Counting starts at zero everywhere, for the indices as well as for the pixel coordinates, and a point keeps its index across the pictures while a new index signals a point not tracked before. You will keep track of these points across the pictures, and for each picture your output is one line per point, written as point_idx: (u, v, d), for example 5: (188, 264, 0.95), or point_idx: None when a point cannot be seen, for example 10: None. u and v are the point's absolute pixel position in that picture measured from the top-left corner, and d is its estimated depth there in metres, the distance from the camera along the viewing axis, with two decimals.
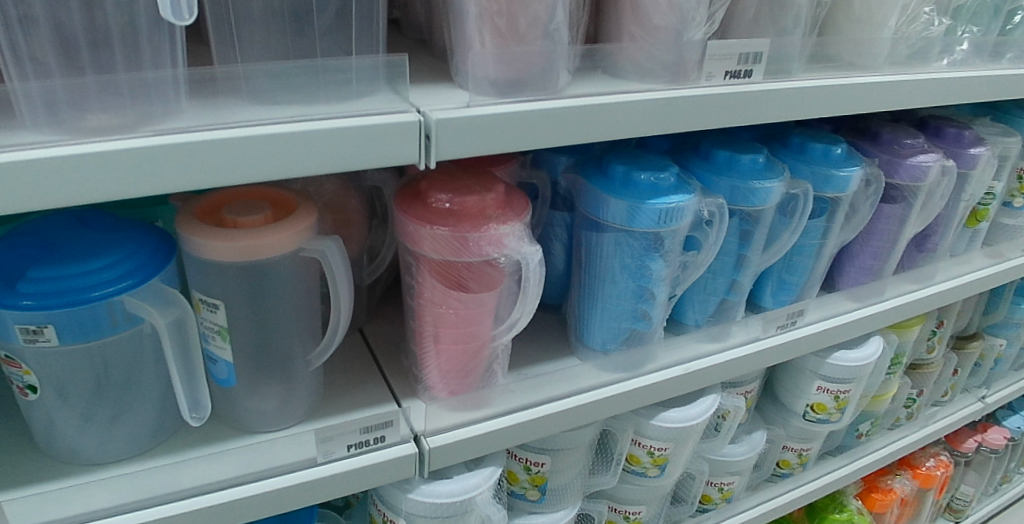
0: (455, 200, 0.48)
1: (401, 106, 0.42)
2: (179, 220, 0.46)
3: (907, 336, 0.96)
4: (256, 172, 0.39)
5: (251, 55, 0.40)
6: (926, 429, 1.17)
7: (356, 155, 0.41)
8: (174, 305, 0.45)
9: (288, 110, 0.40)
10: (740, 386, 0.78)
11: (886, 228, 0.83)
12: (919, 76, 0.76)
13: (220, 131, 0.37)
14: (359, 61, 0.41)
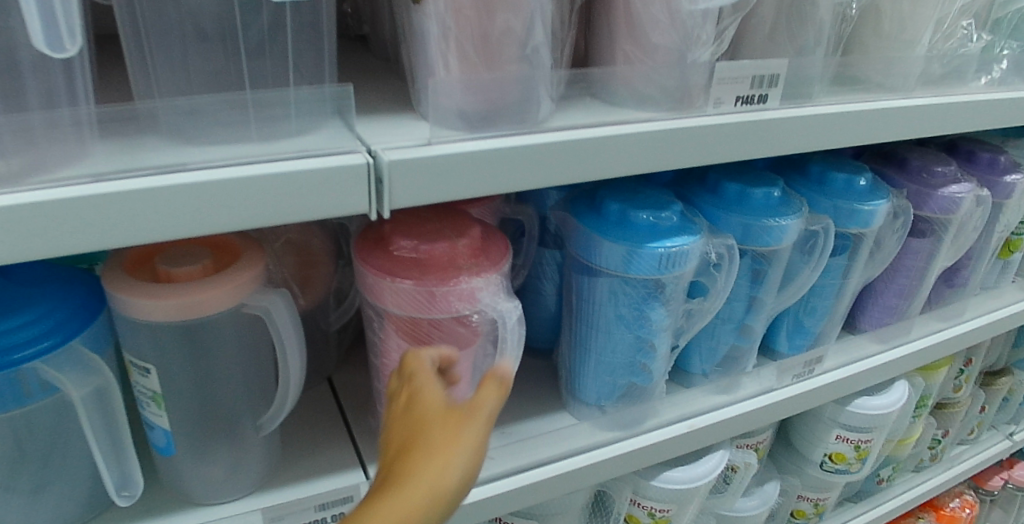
0: (421, 248, 0.43)
1: (349, 144, 0.37)
2: (106, 275, 0.41)
3: (934, 378, 0.88)
4: (178, 226, 0.34)
5: (171, 89, 0.37)
6: (953, 470, 1.09)
7: (294, 206, 0.35)
8: (95, 373, 0.40)
9: (219, 151, 0.35)
10: (751, 437, 0.71)
11: (913, 264, 0.76)
12: (952, 98, 0.68)
13: (129, 180, 0.33)
14: (297, 93, 0.37)
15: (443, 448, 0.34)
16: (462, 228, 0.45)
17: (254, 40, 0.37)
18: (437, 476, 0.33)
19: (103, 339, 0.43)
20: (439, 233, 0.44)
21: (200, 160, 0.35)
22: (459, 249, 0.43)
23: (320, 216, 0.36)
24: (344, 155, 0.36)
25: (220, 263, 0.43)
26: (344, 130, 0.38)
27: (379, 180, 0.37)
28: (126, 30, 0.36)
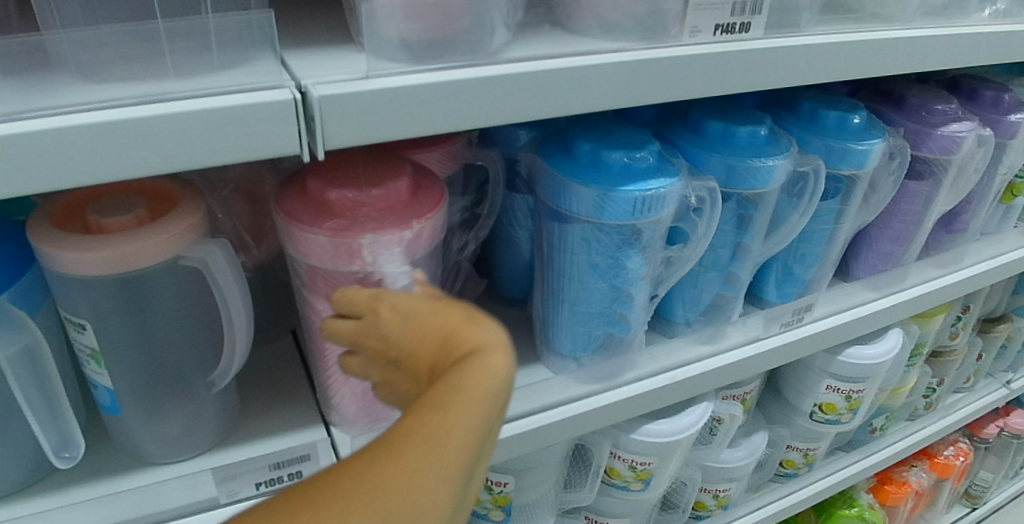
0: (341, 196, 0.40)
1: (277, 79, 0.35)
2: (32, 228, 0.38)
3: (930, 326, 0.86)
4: (94, 167, 0.32)
5: (79, 19, 0.35)
6: (947, 418, 1.07)
7: (219, 145, 0.33)
8: (22, 331, 0.39)
9: (137, 86, 0.33)
10: (739, 387, 0.69)
11: (910, 208, 0.72)
12: (953, 30, 0.64)
13: (30, 122, 0.30)
14: (218, 21, 0.35)
15: (473, 343, 0.31)
16: (390, 172, 0.42)
17: None
18: (490, 366, 0.29)
19: (38, 294, 0.41)
20: (361, 179, 0.41)
21: (109, 98, 0.32)
22: (380, 197, 0.40)
23: (248, 158, 0.34)
24: (272, 91, 0.34)
25: (155, 211, 0.40)
26: (274, 60, 0.36)
27: (311, 115, 0.35)
28: None
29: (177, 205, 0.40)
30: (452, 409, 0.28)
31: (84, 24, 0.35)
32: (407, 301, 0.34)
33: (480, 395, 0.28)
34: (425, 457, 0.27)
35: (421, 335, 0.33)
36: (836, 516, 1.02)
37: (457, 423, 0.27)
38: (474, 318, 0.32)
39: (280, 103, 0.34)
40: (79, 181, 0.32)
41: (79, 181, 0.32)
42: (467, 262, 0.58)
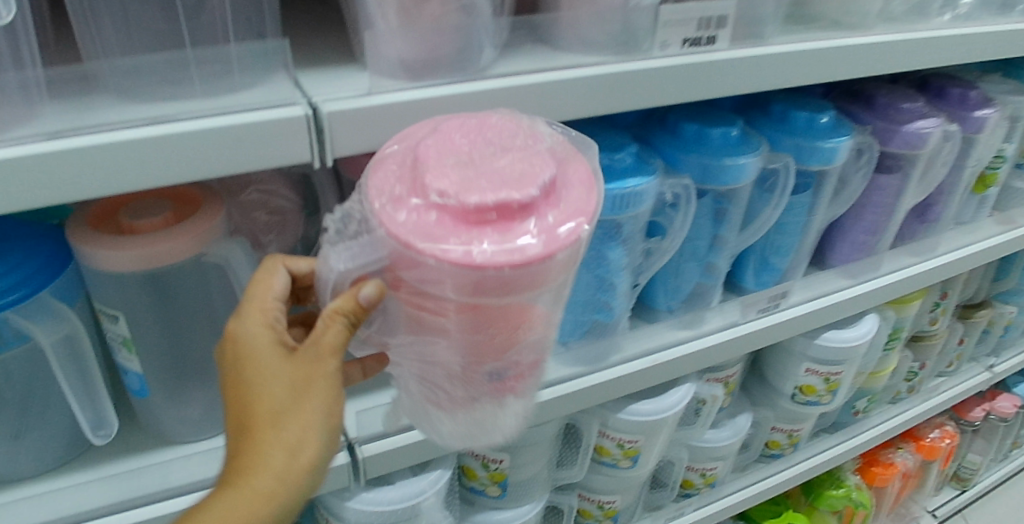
0: (444, 187, 0.32)
1: (288, 99, 0.40)
2: (71, 231, 0.43)
3: (907, 311, 0.90)
4: (132, 176, 0.37)
5: (114, 49, 0.39)
6: (930, 401, 1.12)
7: (241, 155, 0.39)
8: (65, 321, 0.44)
9: (172, 106, 0.39)
10: (721, 372, 0.74)
11: (882, 200, 0.77)
12: (902, 36, 0.71)
13: (76, 138, 0.35)
14: (238, 50, 0.40)
15: (280, 466, 0.35)
16: (525, 186, 0.32)
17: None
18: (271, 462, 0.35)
19: (74, 290, 0.46)
20: (482, 183, 0.32)
21: (147, 116, 0.37)
22: (475, 214, 0.31)
23: (266, 165, 0.39)
24: (288, 108, 0.39)
25: (180, 214, 0.45)
26: (287, 82, 0.42)
27: (321, 130, 0.40)
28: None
29: (201, 208, 0.45)
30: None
31: (121, 53, 0.39)
32: (257, 342, 0.38)
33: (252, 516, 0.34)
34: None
35: (249, 386, 0.37)
36: (824, 497, 1.06)
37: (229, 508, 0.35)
38: (302, 419, 0.36)
39: (295, 120, 0.39)
40: (119, 188, 0.37)
41: (119, 188, 0.37)
42: None
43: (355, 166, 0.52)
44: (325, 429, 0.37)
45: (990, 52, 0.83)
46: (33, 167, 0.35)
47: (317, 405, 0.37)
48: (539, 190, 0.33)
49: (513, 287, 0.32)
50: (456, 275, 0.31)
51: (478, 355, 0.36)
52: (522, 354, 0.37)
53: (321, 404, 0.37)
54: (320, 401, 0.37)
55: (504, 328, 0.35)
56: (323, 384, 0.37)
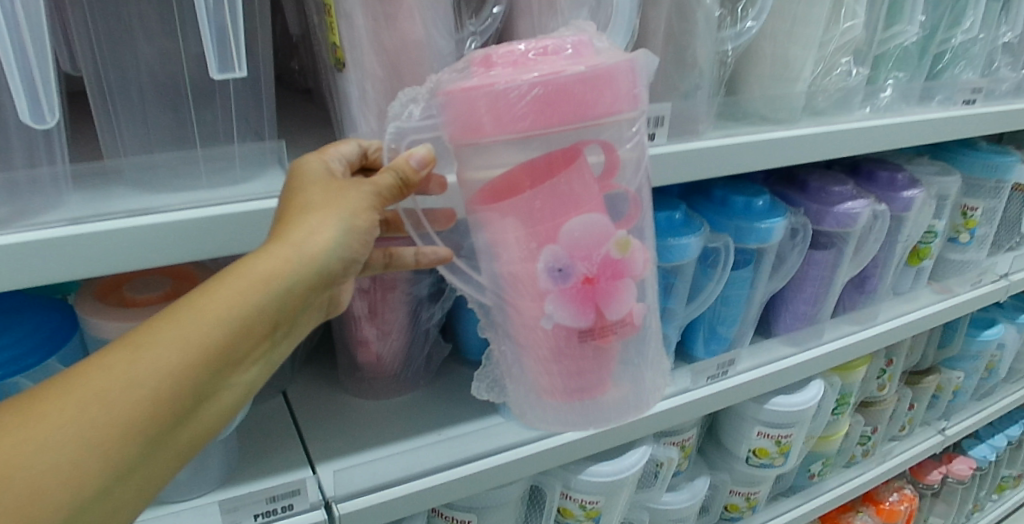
0: (509, 59, 0.43)
1: (283, 189, 0.51)
2: (80, 304, 0.49)
3: (852, 377, 0.97)
4: (152, 255, 0.45)
5: (133, 148, 0.50)
6: (884, 464, 1.17)
7: (242, 236, 0.48)
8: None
9: (183, 194, 0.49)
10: (676, 435, 0.79)
11: (819, 274, 0.84)
12: (827, 128, 0.80)
13: (105, 222, 0.44)
14: (241, 149, 0.51)
15: (297, 244, 0.39)
16: (568, 47, 0.43)
17: (206, 112, 0.50)
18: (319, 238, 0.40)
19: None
20: (534, 46, 0.43)
21: (158, 205, 0.46)
22: (536, 64, 0.42)
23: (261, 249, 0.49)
24: (280, 199, 0.50)
25: (179, 288, 0.52)
26: (280, 176, 0.53)
27: None
28: (93, 101, 0.49)
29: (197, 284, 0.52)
30: (234, 285, 0.36)
31: (141, 150, 0.50)
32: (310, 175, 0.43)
33: (272, 267, 0.37)
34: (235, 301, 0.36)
35: (297, 201, 0.41)
36: None
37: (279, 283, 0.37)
38: (325, 211, 0.41)
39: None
40: (140, 264, 0.45)
41: (140, 264, 0.45)
42: (435, 331, 0.68)
43: None
44: (352, 222, 0.41)
45: (909, 141, 0.93)
46: (60, 247, 0.42)
47: (344, 205, 0.41)
48: (579, 48, 0.44)
49: (581, 115, 0.42)
50: (537, 109, 0.41)
51: (569, 240, 0.45)
52: (606, 245, 0.46)
53: (347, 205, 0.41)
54: (347, 206, 0.41)
55: (584, 205, 0.45)
56: (350, 197, 0.42)
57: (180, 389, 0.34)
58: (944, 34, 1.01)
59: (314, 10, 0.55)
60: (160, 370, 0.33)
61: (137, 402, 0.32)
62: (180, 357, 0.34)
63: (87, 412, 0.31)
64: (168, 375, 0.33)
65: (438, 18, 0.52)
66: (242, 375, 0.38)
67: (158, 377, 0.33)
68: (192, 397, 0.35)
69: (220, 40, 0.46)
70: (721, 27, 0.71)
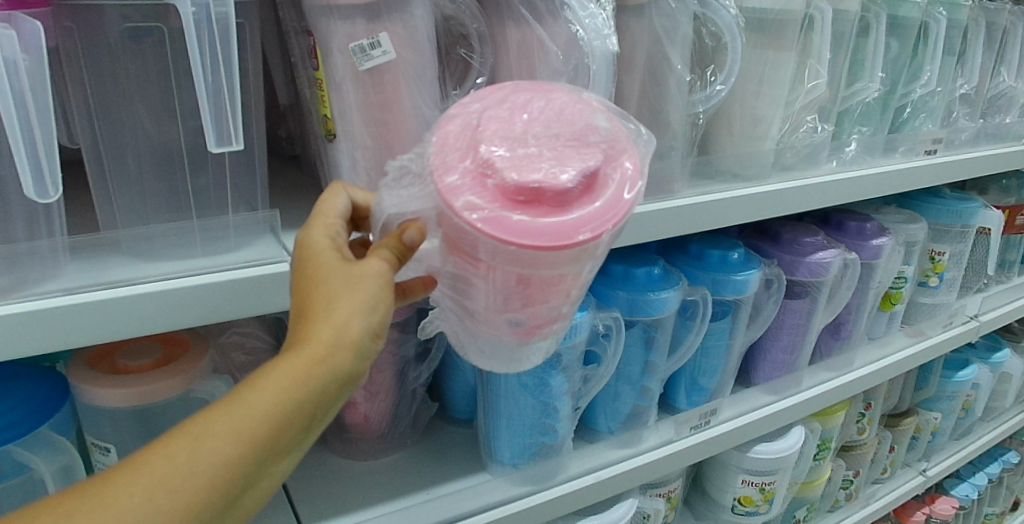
0: (504, 139, 0.40)
1: (278, 255, 0.53)
2: (79, 372, 0.57)
3: (832, 422, 0.99)
4: (150, 322, 0.48)
5: (128, 218, 0.53)
6: (868, 508, 1.19)
7: (237, 301, 0.51)
8: (64, 453, 0.55)
9: (178, 261, 0.51)
10: (662, 486, 0.80)
11: (795, 323, 0.87)
12: (796, 182, 0.84)
13: (104, 292, 0.46)
14: (236, 220, 0.54)
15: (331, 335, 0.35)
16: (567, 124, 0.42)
17: (201, 183, 0.54)
18: (354, 328, 0.36)
19: (66, 426, 0.59)
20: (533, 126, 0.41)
21: (153, 274, 0.49)
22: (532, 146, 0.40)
23: (256, 311, 0.52)
24: (275, 263, 0.53)
25: (168, 354, 0.60)
26: (275, 242, 0.55)
27: None
28: (91, 173, 0.52)
29: (188, 351, 0.61)
30: (272, 385, 0.34)
31: (137, 221, 0.53)
32: (331, 249, 0.40)
33: (307, 364, 0.34)
34: (279, 393, 0.34)
35: (323, 280, 0.38)
36: None
37: (319, 378, 0.35)
38: (356, 294, 0.37)
39: (283, 273, 0.52)
40: (138, 332, 0.48)
41: (138, 332, 0.48)
42: (422, 390, 0.70)
43: None
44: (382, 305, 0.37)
45: (876, 191, 0.97)
46: (57, 317, 0.45)
47: (373, 287, 0.37)
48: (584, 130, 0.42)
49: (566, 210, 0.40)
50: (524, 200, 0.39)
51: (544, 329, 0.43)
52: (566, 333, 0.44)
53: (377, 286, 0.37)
54: (375, 286, 0.37)
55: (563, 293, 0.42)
56: (379, 276, 0.38)
57: (219, 493, 0.32)
58: (904, 89, 1.06)
59: (305, 83, 0.58)
60: (199, 478, 0.31)
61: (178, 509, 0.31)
62: (220, 465, 0.32)
63: (141, 508, 0.30)
64: (208, 482, 0.31)
65: (424, 90, 0.55)
66: (282, 463, 0.35)
67: (197, 482, 0.31)
68: (230, 498, 0.33)
69: (218, 117, 0.48)
70: (692, 90, 0.74)
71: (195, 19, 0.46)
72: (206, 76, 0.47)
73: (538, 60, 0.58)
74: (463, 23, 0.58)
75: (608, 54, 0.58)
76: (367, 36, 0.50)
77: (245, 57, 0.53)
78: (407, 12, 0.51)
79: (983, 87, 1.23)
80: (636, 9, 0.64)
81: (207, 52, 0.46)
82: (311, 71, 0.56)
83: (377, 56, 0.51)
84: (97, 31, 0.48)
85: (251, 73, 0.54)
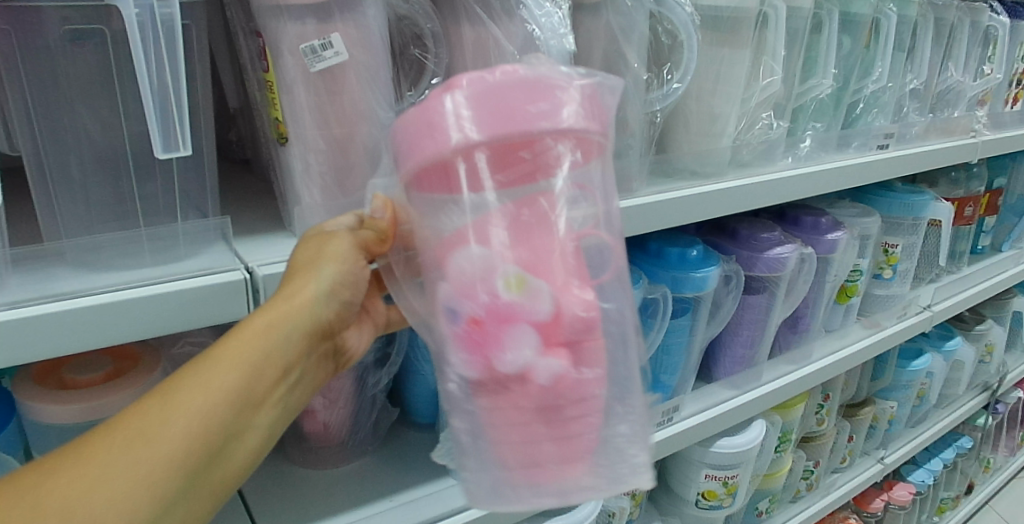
0: None
1: (231, 264, 0.52)
2: (25, 387, 0.55)
3: (792, 415, 1.01)
4: (98, 335, 0.46)
5: (73, 227, 0.52)
6: (828, 497, 1.22)
7: (187, 311, 0.49)
8: (9, 475, 0.54)
9: (125, 271, 0.49)
10: (627, 483, 0.81)
11: (754, 318, 0.88)
12: (753, 179, 0.85)
13: (47, 305, 0.45)
14: (185, 227, 0.52)
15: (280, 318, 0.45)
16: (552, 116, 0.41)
17: (149, 189, 0.52)
18: (309, 292, 0.46)
19: (14, 445, 0.57)
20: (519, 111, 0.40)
21: (100, 285, 0.47)
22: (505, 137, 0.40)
23: (208, 322, 0.50)
24: (228, 272, 0.52)
25: (119, 367, 0.58)
26: (227, 250, 0.54)
27: (256, 290, 0.52)
28: (32, 181, 0.50)
29: (139, 364, 0.59)
30: (239, 345, 0.42)
31: (83, 230, 0.52)
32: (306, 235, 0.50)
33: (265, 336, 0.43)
34: (245, 352, 0.42)
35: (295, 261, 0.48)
36: None
37: (279, 334, 0.44)
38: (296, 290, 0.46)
39: (235, 282, 0.51)
40: (85, 346, 0.46)
41: (85, 346, 0.46)
42: (382, 397, 0.69)
43: None
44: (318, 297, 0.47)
45: (831, 186, 0.99)
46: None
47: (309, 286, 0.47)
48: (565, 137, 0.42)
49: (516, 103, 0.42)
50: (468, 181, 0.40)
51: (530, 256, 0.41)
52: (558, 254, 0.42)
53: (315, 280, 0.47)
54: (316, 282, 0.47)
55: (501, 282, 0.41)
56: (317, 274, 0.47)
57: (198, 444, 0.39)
58: (857, 85, 1.08)
59: (254, 85, 0.57)
60: (188, 421, 0.38)
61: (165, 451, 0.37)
62: (199, 415, 0.39)
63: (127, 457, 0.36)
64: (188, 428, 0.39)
65: (378, 92, 0.54)
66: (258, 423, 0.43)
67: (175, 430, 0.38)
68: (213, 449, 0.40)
69: (164, 121, 0.46)
70: (649, 89, 0.75)
71: (139, 20, 0.44)
72: (151, 78, 0.45)
73: (494, 59, 0.57)
74: (417, 24, 0.57)
75: (566, 53, 0.57)
76: (318, 37, 0.49)
77: (192, 60, 0.51)
78: (360, 12, 0.50)
79: (932, 83, 1.26)
80: (592, 8, 0.64)
81: (152, 54, 0.45)
82: (261, 74, 0.54)
83: (328, 57, 0.50)
84: (35, 31, 0.46)
85: (198, 75, 0.52)
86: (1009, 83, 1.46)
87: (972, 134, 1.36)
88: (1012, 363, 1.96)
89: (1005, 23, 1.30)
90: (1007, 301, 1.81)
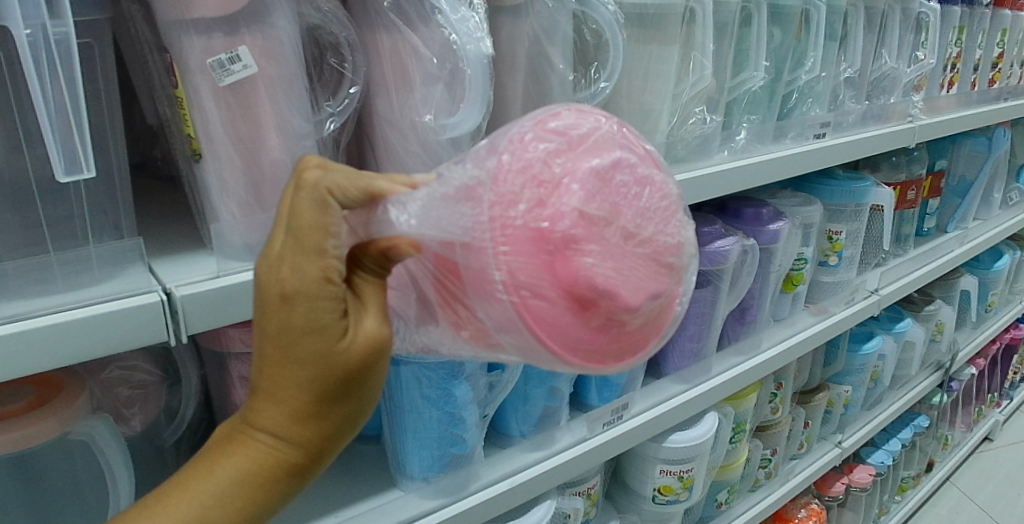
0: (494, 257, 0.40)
1: (149, 286, 0.51)
2: None
3: (745, 405, 1.02)
4: (9, 371, 0.44)
5: None
6: (787, 484, 1.25)
7: (103, 336, 0.48)
8: None
9: (35, 299, 0.47)
10: (581, 484, 0.84)
11: (700, 311, 0.89)
12: (689, 173, 0.86)
13: None
14: (98, 249, 0.51)
15: (300, 332, 0.38)
16: (582, 135, 0.41)
17: (58, 215, 0.50)
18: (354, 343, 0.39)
19: None
20: (520, 204, 0.37)
21: (7, 315, 0.45)
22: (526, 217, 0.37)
23: (126, 347, 0.49)
24: (145, 295, 0.50)
25: (42, 395, 0.56)
26: (144, 270, 0.52)
27: (175, 311, 0.51)
28: None
29: (63, 390, 0.57)
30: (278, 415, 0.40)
31: None
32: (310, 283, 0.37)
33: (304, 377, 0.39)
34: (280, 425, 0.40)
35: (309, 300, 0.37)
36: None
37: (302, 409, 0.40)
38: (282, 277, 0.37)
39: (152, 304, 0.49)
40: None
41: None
42: None
43: (226, 340, 0.63)
44: (323, 296, 0.37)
45: (769, 178, 1.01)
46: None
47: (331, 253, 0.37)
48: (566, 137, 0.40)
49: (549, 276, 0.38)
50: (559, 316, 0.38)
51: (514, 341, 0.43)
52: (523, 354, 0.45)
53: (285, 240, 0.37)
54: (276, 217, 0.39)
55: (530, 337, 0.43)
56: (285, 222, 0.38)
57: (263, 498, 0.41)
58: (789, 76, 1.11)
59: (165, 101, 0.55)
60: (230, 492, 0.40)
61: (322, 429, 0.41)
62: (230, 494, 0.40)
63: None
64: (235, 510, 0.40)
65: (292, 103, 0.53)
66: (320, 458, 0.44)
67: (248, 509, 0.41)
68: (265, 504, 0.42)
69: (66, 145, 0.45)
70: (578, 89, 0.75)
71: (30, 42, 0.42)
72: (48, 101, 0.43)
73: (413, 67, 0.57)
74: (331, 32, 0.56)
75: (485, 57, 0.56)
76: (226, 50, 0.48)
77: (95, 79, 0.50)
78: (268, 23, 0.49)
79: (866, 70, 1.29)
80: (514, 10, 0.63)
81: (47, 77, 0.43)
82: (171, 89, 0.53)
83: (237, 70, 0.49)
84: None
85: (103, 94, 0.50)
86: (942, 68, 1.51)
87: (908, 119, 1.40)
88: (964, 341, 2.02)
89: (935, 8, 1.33)
90: (954, 281, 1.86)
